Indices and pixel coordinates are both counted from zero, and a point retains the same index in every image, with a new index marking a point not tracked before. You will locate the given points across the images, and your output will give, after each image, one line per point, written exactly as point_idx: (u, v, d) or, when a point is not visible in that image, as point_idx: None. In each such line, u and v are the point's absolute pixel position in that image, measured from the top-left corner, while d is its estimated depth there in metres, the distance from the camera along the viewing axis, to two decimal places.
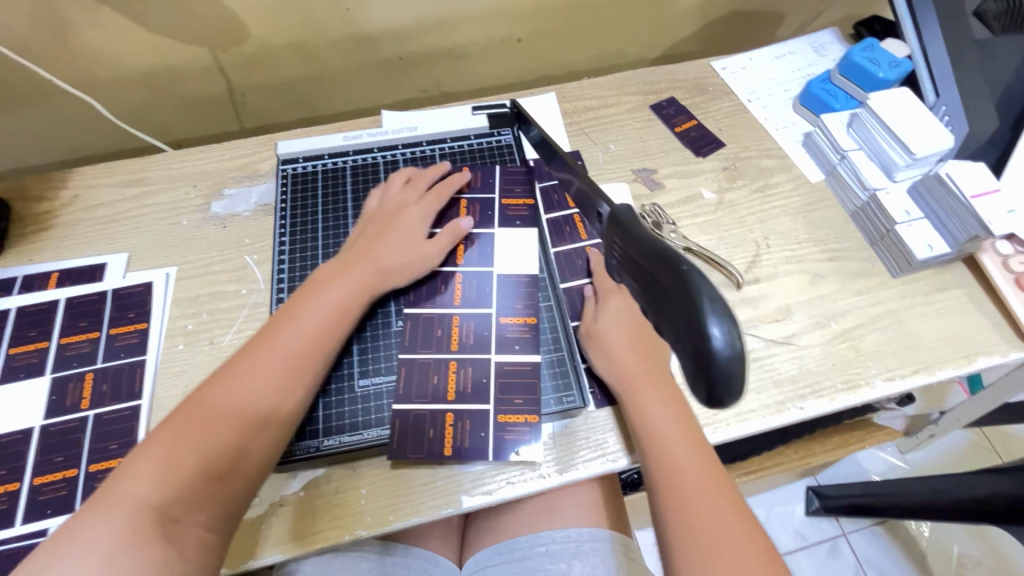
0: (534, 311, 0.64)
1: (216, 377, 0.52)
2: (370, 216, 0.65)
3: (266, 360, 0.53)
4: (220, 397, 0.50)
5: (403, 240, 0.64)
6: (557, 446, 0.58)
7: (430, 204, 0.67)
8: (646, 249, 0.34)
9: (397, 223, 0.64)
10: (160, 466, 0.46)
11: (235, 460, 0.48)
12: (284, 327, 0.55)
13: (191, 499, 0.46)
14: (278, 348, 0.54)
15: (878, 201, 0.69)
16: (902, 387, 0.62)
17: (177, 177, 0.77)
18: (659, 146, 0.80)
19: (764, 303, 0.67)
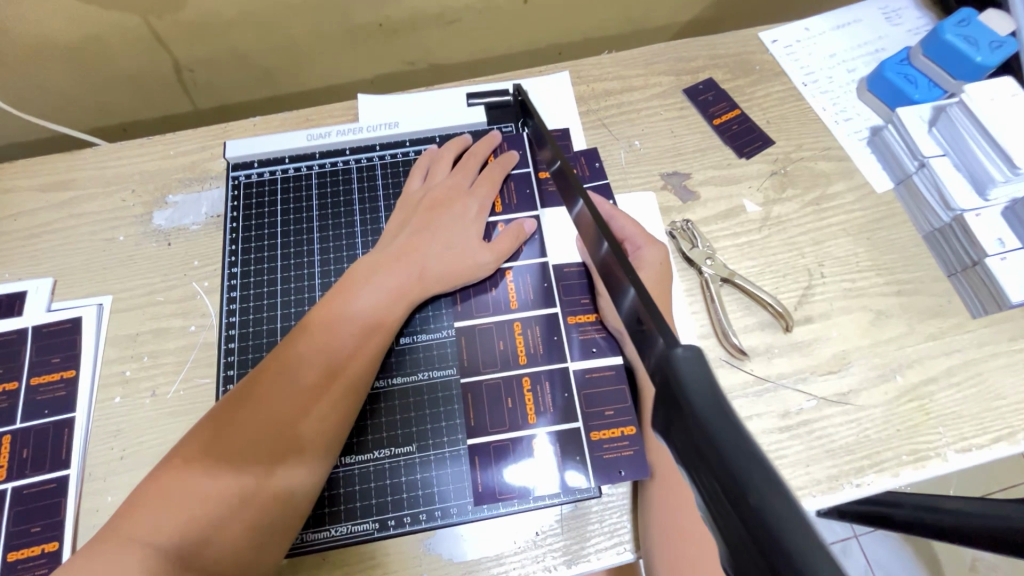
0: (596, 306, 0.54)
1: (237, 399, 0.44)
2: (416, 202, 0.54)
3: (288, 381, 0.45)
4: (251, 423, 0.43)
5: (456, 231, 0.53)
6: (565, 531, 0.48)
7: (484, 190, 0.56)
8: (750, 507, 0.18)
9: (448, 213, 0.54)
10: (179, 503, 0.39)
11: (265, 502, 0.41)
12: (323, 334, 0.47)
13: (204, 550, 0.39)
14: (317, 363, 0.46)
15: (965, 225, 0.56)
16: (979, 459, 0.52)
17: (111, 179, 0.64)
18: (693, 143, 0.66)
19: (817, 349, 0.56)
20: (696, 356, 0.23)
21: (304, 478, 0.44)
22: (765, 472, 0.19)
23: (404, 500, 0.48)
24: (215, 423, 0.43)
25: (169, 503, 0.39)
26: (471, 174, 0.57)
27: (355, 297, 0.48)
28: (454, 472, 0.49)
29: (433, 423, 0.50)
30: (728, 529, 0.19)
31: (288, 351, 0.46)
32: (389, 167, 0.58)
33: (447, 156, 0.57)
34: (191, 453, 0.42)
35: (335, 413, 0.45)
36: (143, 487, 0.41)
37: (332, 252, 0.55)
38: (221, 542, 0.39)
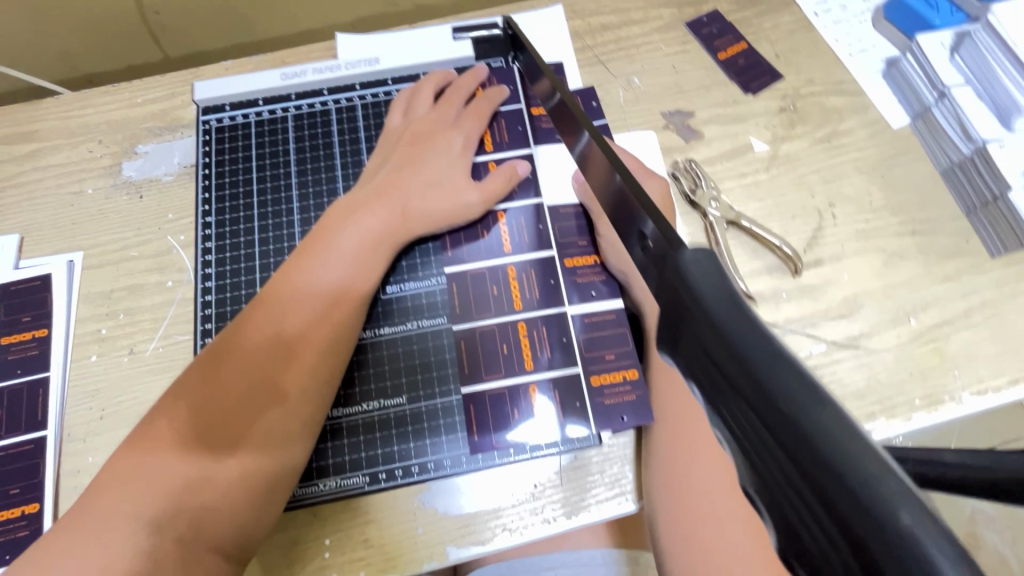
0: (596, 248, 0.51)
1: (215, 355, 0.42)
2: (398, 141, 0.51)
3: (267, 332, 0.42)
4: (231, 377, 0.41)
5: (442, 170, 0.50)
6: (564, 483, 0.46)
7: (470, 127, 0.53)
8: (778, 410, 0.16)
9: (431, 150, 0.50)
10: (160, 467, 0.38)
11: (256, 456, 0.40)
12: (300, 282, 0.44)
13: (194, 513, 0.37)
14: (298, 311, 0.43)
15: (987, 157, 0.53)
16: (994, 402, 0.50)
17: (75, 129, 0.60)
18: (696, 79, 0.61)
19: (827, 293, 0.53)
20: (706, 257, 0.20)
21: (295, 428, 0.42)
22: (799, 371, 0.16)
23: (394, 453, 0.46)
24: (194, 379, 0.41)
25: (151, 465, 0.38)
26: (455, 111, 0.53)
27: (333, 241, 0.45)
28: (452, 422, 0.47)
29: (422, 374, 0.48)
30: (758, 446, 0.16)
31: (265, 302, 0.44)
32: (371, 108, 0.55)
33: (430, 93, 0.54)
34: (171, 412, 0.40)
35: (321, 362, 0.43)
36: (123, 450, 0.39)
37: (312, 198, 0.52)
38: (214, 499, 0.38)
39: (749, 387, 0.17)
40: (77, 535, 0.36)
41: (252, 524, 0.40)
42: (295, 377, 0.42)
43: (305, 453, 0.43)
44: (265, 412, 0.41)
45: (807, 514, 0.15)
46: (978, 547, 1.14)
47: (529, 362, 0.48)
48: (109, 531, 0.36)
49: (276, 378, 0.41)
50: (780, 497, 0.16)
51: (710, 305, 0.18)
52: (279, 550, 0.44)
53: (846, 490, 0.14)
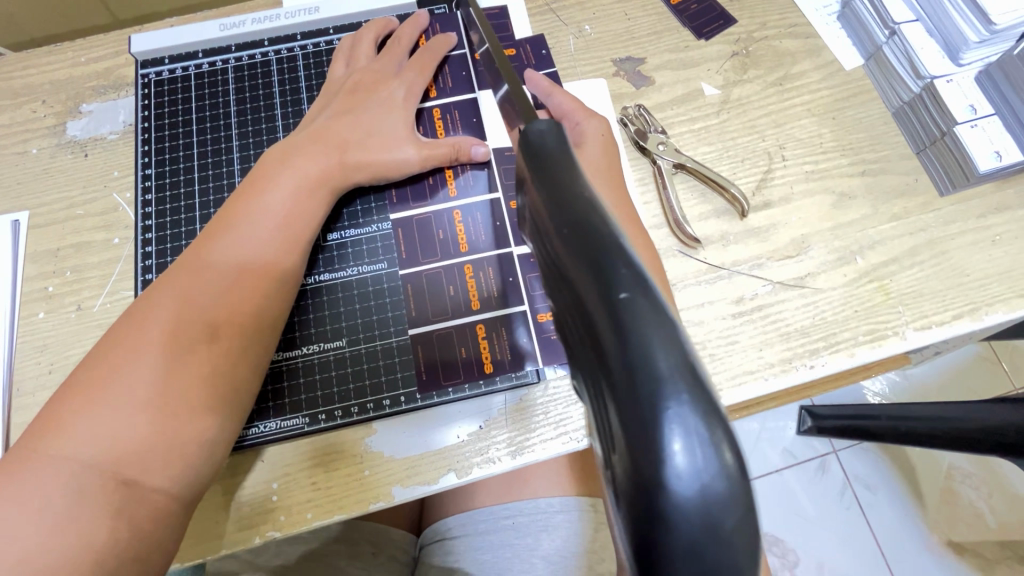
0: None
1: (150, 298, 0.42)
2: (336, 90, 0.50)
3: (202, 275, 0.42)
4: (170, 321, 0.40)
5: (383, 120, 0.49)
6: (507, 422, 0.46)
7: (414, 77, 0.51)
8: (578, 259, 0.19)
9: (371, 99, 0.49)
10: (96, 411, 0.37)
11: (199, 399, 0.40)
12: (238, 227, 0.44)
13: (136, 457, 0.37)
14: (236, 256, 0.43)
15: (934, 93, 0.52)
16: (938, 337, 0.50)
17: (18, 90, 0.59)
18: (647, 25, 0.60)
19: (775, 234, 0.53)
20: (556, 137, 0.22)
21: (238, 371, 0.42)
22: (603, 229, 0.19)
23: (336, 395, 0.46)
24: (129, 325, 0.41)
25: (91, 412, 0.37)
26: (398, 58, 0.52)
27: (268, 185, 0.45)
28: (394, 364, 0.47)
29: (362, 317, 0.48)
30: (563, 292, 0.20)
31: (203, 247, 0.43)
32: (312, 57, 0.54)
33: (371, 41, 0.52)
34: (107, 358, 0.39)
35: (263, 306, 0.44)
36: (58, 399, 0.38)
37: (252, 148, 0.51)
38: (158, 442, 0.38)
39: (556, 239, 0.20)
40: (15, 481, 0.35)
41: (199, 466, 0.40)
42: (234, 320, 0.42)
43: (248, 398, 0.44)
44: (205, 354, 0.41)
45: (588, 350, 0.19)
46: (953, 502, 1.16)
47: (473, 303, 0.48)
48: (53, 476, 0.36)
49: (216, 321, 0.41)
50: (573, 331, 0.19)
51: (550, 184, 0.21)
52: (229, 495, 0.45)
53: (613, 326, 0.17)
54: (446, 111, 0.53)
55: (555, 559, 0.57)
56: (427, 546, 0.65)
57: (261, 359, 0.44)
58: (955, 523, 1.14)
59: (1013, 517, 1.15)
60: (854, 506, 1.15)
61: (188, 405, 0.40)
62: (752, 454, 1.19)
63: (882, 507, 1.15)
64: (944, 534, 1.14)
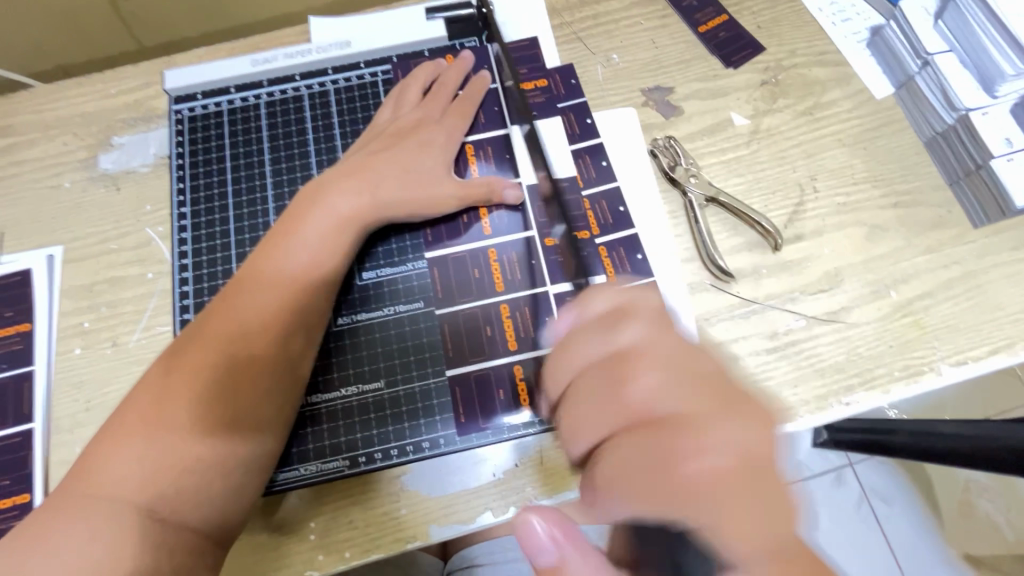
0: (582, 224, 0.53)
1: (190, 336, 0.42)
2: (377, 134, 0.51)
3: (237, 312, 0.43)
4: (204, 360, 0.41)
5: (422, 163, 0.50)
6: (545, 464, 0.46)
7: (454, 123, 0.52)
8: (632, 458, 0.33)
9: (410, 143, 0.50)
10: (136, 448, 0.38)
11: (233, 438, 0.40)
12: (270, 265, 0.44)
13: (173, 494, 0.38)
14: (268, 290, 0.44)
15: (969, 125, 0.52)
16: (973, 372, 0.50)
17: (50, 123, 0.59)
18: (676, 54, 0.60)
19: (808, 268, 0.53)
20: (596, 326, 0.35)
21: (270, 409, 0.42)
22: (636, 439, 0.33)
23: (374, 437, 0.47)
24: (168, 362, 0.42)
25: (130, 453, 0.38)
26: (440, 103, 0.53)
27: (304, 223, 0.46)
28: (432, 405, 0.47)
29: (400, 357, 0.48)
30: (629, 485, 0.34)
31: (238, 285, 0.44)
32: (344, 92, 0.54)
33: (415, 86, 0.53)
34: (144, 399, 0.40)
35: (295, 341, 0.44)
36: (101, 436, 0.39)
37: (286, 185, 0.51)
38: (196, 481, 0.38)
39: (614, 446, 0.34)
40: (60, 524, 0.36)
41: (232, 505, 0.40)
42: (268, 357, 0.42)
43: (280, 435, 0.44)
44: (239, 391, 0.41)
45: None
46: (969, 513, 1.15)
47: (500, 342, 0.48)
48: (95, 511, 0.36)
49: (249, 357, 0.42)
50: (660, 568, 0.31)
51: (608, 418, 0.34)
52: (267, 535, 0.45)
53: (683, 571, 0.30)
54: (480, 146, 0.53)
55: None
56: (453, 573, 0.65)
57: (292, 396, 0.44)
58: (973, 536, 1.14)
59: None
60: (871, 518, 1.15)
61: (224, 442, 0.40)
62: None
63: (898, 521, 1.15)
64: (961, 547, 1.14)
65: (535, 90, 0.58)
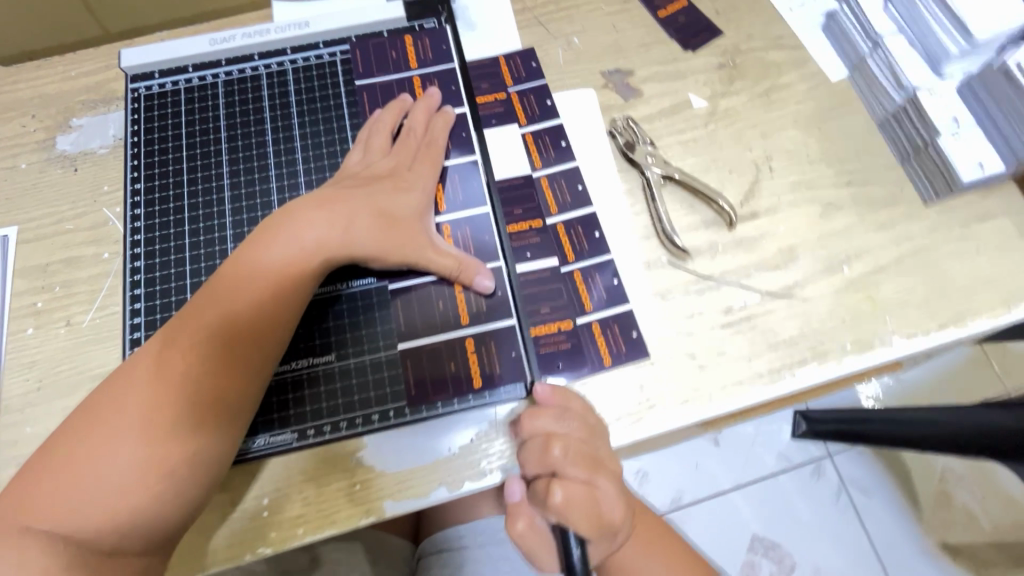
0: (537, 213, 0.53)
1: (143, 361, 0.41)
2: (347, 178, 0.49)
3: (190, 343, 0.42)
4: (149, 374, 0.41)
5: (395, 207, 0.47)
6: (497, 438, 0.46)
7: (426, 171, 0.50)
8: None
9: (380, 189, 0.48)
10: (82, 480, 0.38)
11: (176, 478, 0.40)
12: (223, 293, 0.43)
13: (115, 526, 0.38)
14: (222, 327, 0.42)
15: (918, 103, 0.53)
16: (924, 345, 0.50)
17: (8, 105, 0.59)
18: (636, 37, 0.61)
19: (763, 244, 0.53)
20: None
21: (217, 448, 0.41)
22: None
23: (324, 410, 0.46)
24: (118, 389, 0.41)
25: (75, 484, 0.38)
26: (412, 148, 0.51)
27: (262, 252, 0.44)
28: (384, 378, 0.47)
29: (352, 332, 0.48)
30: None
31: (194, 313, 0.43)
32: (302, 71, 0.54)
33: (387, 126, 0.51)
34: (90, 430, 0.39)
35: (243, 355, 0.42)
36: (48, 461, 0.39)
37: (242, 163, 0.51)
38: (134, 523, 0.39)
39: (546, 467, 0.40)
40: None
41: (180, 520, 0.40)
42: (218, 396, 0.41)
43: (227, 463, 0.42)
44: (185, 408, 0.40)
45: None
46: (947, 505, 1.16)
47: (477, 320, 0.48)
48: (37, 538, 0.37)
49: (194, 374, 0.41)
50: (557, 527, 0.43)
51: None
52: (220, 513, 0.45)
53: None
54: None
55: None
56: (423, 558, 0.65)
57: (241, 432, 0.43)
58: (949, 525, 1.14)
59: (1005, 518, 1.16)
60: (850, 509, 1.16)
61: (167, 480, 0.39)
62: (747, 460, 1.19)
63: (876, 512, 1.15)
64: (939, 538, 1.14)
65: (495, 103, 0.56)
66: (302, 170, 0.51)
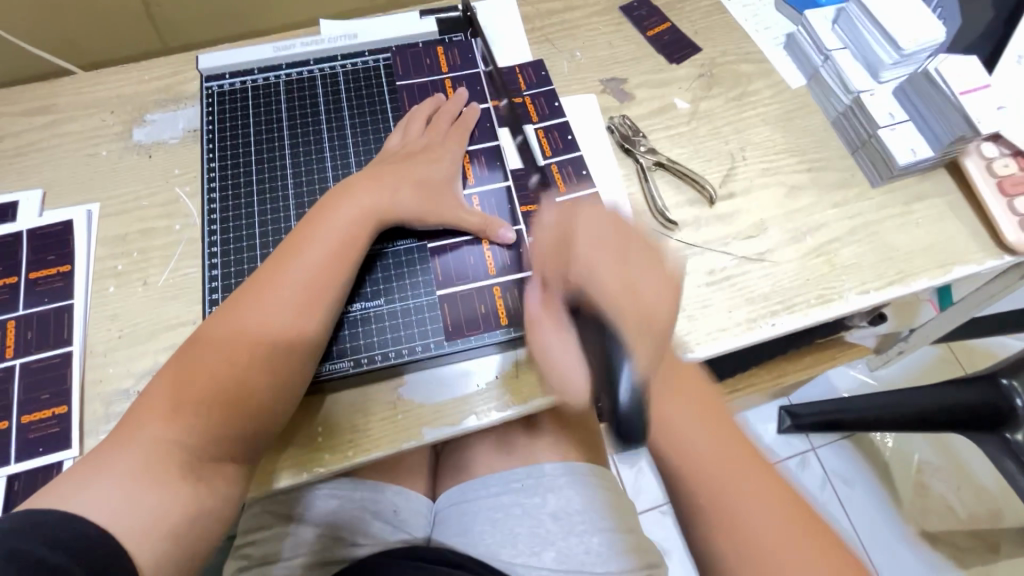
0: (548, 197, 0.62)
1: (236, 308, 0.50)
2: (389, 155, 0.59)
3: (272, 293, 0.50)
4: (240, 317, 0.49)
5: (430, 175, 0.58)
6: (517, 373, 0.55)
7: (454, 147, 0.61)
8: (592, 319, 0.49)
9: (419, 162, 0.58)
10: (183, 403, 0.46)
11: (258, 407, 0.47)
12: (298, 254, 0.51)
13: (210, 440, 0.46)
14: (298, 279, 0.50)
15: (862, 104, 0.64)
16: (876, 299, 0.60)
17: (90, 103, 0.68)
18: (628, 52, 0.72)
19: (739, 218, 0.63)
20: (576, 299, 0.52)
21: (293, 384, 0.49)
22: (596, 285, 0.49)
23: (375, 344, 0.55)
24: (215, 331, 0.49)
25: (178, 406, 0.46)
26: (443, 129, 0.62)
27: (330, 220, 0.53)
28: (425, 319, 0.56)
29: (397, 282, 0.57)
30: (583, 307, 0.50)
31: (274, 268, 0.51)
32: (350, 74, 0.65)
33: (421, 112, 0.62)
34: (192, 364, 0.47)
35: (315, 305, 0.50)
36: (157, 389, 0.47)
37: (301, 148, 0.62)
38: (223, 440, 0.46)
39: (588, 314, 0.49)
40: (114, 453, 0.44)
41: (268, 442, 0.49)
42: (295, 338, 0.49)
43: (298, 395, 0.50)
44: (267, 347, 0.48)
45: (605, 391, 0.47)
46: (924, 494, 1.24)
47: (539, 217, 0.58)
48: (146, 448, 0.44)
49: (275, 319, 0.49)
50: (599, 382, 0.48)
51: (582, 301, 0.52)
52: (281, 434, 0.52)
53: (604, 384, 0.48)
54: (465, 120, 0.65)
55: (561, 514, 0.65)
56: (441, 512, 0.71)
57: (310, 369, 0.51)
58: (926, 512, 1.22)
59: (977, 504, 1.23)
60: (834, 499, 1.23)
61: (253, 406, 0.47)
62: None
63: (858, 499, 1.23)
64: (918, 524, 1.21)
65: (514, 106, 0.66)
66: (352, 154, 0.62)
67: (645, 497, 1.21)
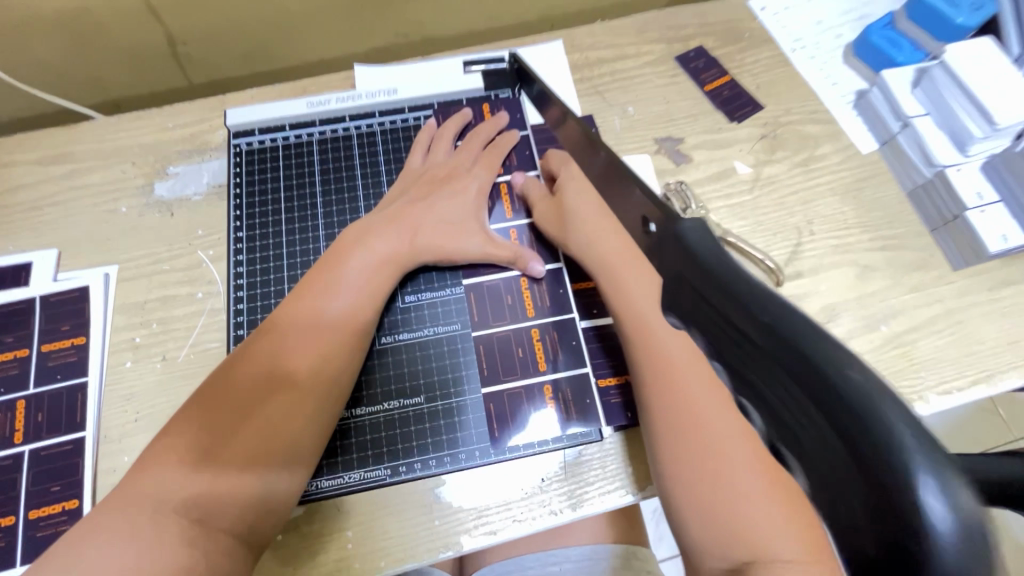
0: None
1: (265, 336, 0.46)
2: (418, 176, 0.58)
3: (306, 317, 0.47)
4: (272, 341, 0.46)
5: (459, 202, 0.56)
6: (564, 479, 0.50)
7: (484, 173, 0.59)
8: (778, 340, 0.24)
9: (449, 185, 0.57)
10: (200, 439, 0.40)
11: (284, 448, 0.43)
12: (337, 277, 0.49)
13: (217, 494, 0.39)
14: (335, 304, 0.48)
15: (945, 179, 0.58)
16: (958, 400, 0.54)
17: (109, 152, 0.63)
18: (685, 108, 0.67)
19: (807, 302, 0.58)
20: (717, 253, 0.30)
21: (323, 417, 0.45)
22: (812, 346, 0.23)
23: (414, 448, 0.50)
24: (241, 360, 0.45)
25: (192, 449, 0.40)
26: (473, 153, 0.60)
27: (368, 244, 0.52)
28: (467, 420, 0.51)
29: (438, 376, 0.53)
30: (764, 378, 0.24)
31: (309, 292, 0.49)
32: (388, 134, 0.63)
33: (444, 132, 0.61)
34: (215, 397, 0.43)
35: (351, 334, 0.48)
36: (169, 431, 0.41)
37: (335, 217, 0.59)
38: (234, 488, 0.40)
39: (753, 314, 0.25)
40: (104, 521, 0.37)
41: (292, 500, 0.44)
42: (330, 366, 0.46)
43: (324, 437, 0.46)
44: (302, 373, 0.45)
45: (795, 426, 0.23)
46: None
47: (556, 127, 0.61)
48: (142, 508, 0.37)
49: (310, 343, 0.46)
50: (805, 440, 0.22)
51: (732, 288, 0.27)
52: (307, 541, 0.47)
53: (804, 382, 0.22)
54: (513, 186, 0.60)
55: None
56: None
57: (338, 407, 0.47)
58: None
59: None
60: None
61: (281, 443, 0.43)
62: None
63: None
64: None
65: None
66: None
67: (665, 545, 1.15)
